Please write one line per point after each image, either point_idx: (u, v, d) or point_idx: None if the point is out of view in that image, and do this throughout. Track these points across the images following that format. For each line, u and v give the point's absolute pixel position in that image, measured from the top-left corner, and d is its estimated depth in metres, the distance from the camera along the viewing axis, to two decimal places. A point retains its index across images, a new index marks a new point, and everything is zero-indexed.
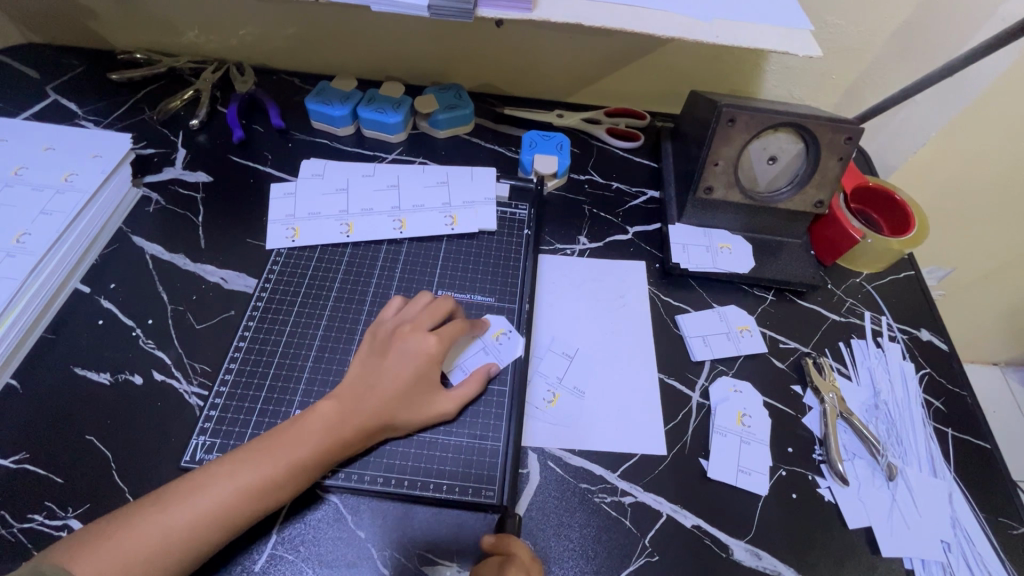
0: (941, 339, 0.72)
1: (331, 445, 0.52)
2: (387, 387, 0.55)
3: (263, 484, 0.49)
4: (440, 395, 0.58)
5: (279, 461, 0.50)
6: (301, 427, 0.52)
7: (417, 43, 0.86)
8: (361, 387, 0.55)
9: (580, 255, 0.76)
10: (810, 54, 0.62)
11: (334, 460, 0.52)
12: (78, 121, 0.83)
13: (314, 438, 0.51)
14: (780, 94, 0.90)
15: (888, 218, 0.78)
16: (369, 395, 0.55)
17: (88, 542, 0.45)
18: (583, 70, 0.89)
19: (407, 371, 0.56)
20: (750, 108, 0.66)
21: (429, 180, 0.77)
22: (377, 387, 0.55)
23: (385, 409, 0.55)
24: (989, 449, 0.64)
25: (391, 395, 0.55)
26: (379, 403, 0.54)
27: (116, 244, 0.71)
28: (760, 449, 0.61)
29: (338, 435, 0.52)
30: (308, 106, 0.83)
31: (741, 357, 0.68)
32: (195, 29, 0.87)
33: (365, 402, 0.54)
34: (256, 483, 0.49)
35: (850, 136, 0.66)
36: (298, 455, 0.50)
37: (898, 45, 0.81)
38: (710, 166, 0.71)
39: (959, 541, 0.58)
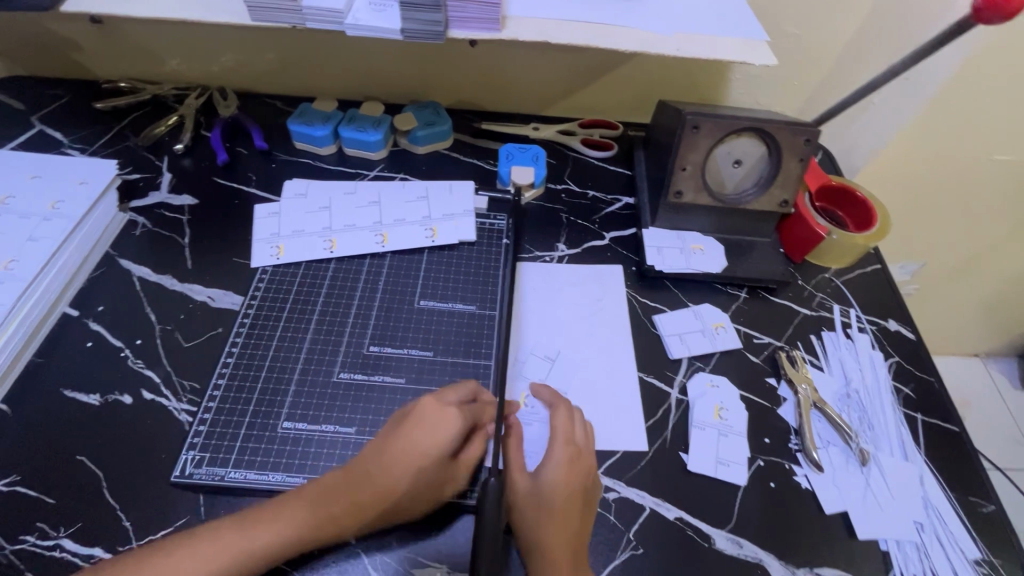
0: (908, 329, 0.75)
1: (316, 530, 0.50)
2: (404, 469, 0.51)
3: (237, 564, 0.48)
4: (456, 472, 0.55)
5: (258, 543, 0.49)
6: (303, 509, 0.51)
7: (395, 64, 0.89)
8: (373, 463, 0.52)
9: (559, 261, 0.78)
10: (767, 63, 0.65)
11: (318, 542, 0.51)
12: (63, 149, 0.85)
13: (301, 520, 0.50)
14: (745, 100, 0.94)
15: (852, 215, 0.82)
16: (389, 476, 0.51)
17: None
18: (557, 84, 0.92)
19: (425, 445, 0.52)
20: (712, 115, 0.69)
21: (410, 195, 0.79)
22: (382, 467, 0.52)
23: (396, 484, 0.51)
24: (957, 431, 0.67)
25: (405, 480, 0.52)
26: (393, 483, 0.51)
27: (104, 268, 0.72)
28: (739, 441, 0.63)
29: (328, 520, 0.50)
30: (290, 127, 0.85)
31: (717, 353, 0.71)
32: (177, 57, 0.89)
33: (377, 485, 0.51)
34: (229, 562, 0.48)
35: (808, 138, 0.69)
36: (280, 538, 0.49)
37: (852, 51, 0.85)
38: (679, 171, 0.74)
39: (932, 521, 0.60)
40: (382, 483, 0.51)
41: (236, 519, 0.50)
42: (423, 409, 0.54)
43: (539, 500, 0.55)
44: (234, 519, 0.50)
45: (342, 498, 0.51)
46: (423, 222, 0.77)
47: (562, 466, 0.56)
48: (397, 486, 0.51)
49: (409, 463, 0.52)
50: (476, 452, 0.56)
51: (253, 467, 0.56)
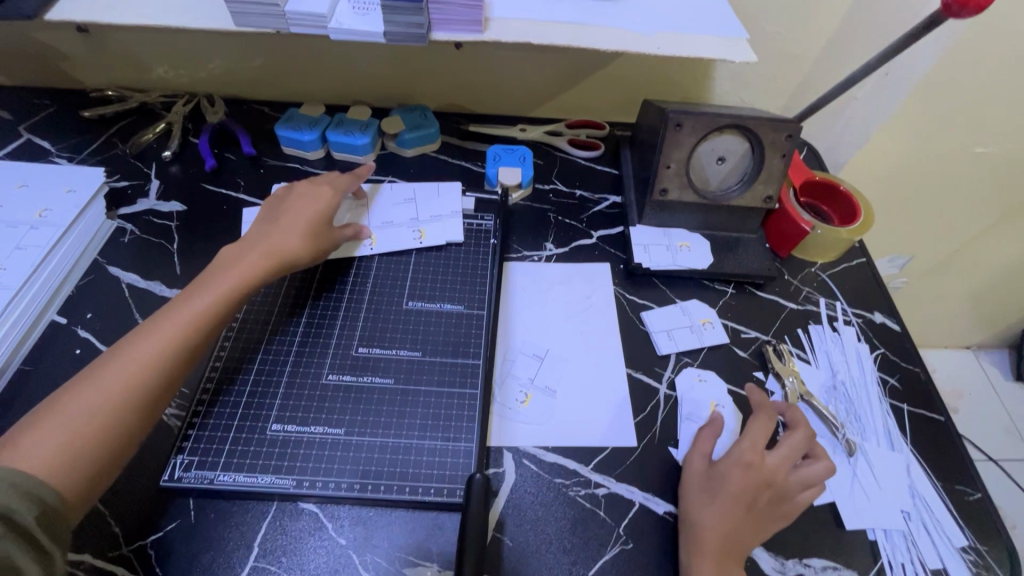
0: (894, 321, 0.76)
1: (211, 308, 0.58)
2: (291, 233, 0.66)
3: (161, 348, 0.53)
4: (329, 234, 0.69)
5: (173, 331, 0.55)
6: (222, 283, 0.60)
7: (381, 68, 0.90)
8: (267, 241, 0.65)
9: (547, 260, 0.79)
10: (747, 59, 0.66)
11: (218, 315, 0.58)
12: (51, 158, 0.85)
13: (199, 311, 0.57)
14: (730, 99, 0.95)
15: (836, 209, 0.82)
16: (283, 233, 0.66)
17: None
18: (543, 86, 0.93)
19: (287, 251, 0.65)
20: (695, 113, 0.70)
21: (397, 198, 0.80)
22: (245, 263, 0.62)
23: (284, 252, 0.65)
24: (943, 421, 0.67)
25: (279, 245, 0.65)
26: (270, 257, 0.64)
27: (92, 275, 0.72)
28: (728, 435, 0.64)
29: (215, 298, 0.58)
30: (278, 132, 0.85)
31: (704, 349, 0.71)
32: (164, 65, 0.90)
33: (282, 226, 0.67)
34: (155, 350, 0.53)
35: (790, 134, 0.70)
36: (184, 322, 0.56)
37: (833, 47, 0.86)
38: (663, 169, 0.74)
39: (918, 509, 0.60)
40: (283, 236, 0.66)
41: (151, 326, 0.55)
42: (300, 193, 0.71)
43: (714, 484, 0.57)
44: (150, 326, 0.55)
45: (241, 270, 0.61)
46: (410, 224, 0.77)
47: (754, 466, 0.57)
48: (290, 241, 0.65)
49: (300, 223, 0.67)
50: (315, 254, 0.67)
51: (243, 470, 0.57)
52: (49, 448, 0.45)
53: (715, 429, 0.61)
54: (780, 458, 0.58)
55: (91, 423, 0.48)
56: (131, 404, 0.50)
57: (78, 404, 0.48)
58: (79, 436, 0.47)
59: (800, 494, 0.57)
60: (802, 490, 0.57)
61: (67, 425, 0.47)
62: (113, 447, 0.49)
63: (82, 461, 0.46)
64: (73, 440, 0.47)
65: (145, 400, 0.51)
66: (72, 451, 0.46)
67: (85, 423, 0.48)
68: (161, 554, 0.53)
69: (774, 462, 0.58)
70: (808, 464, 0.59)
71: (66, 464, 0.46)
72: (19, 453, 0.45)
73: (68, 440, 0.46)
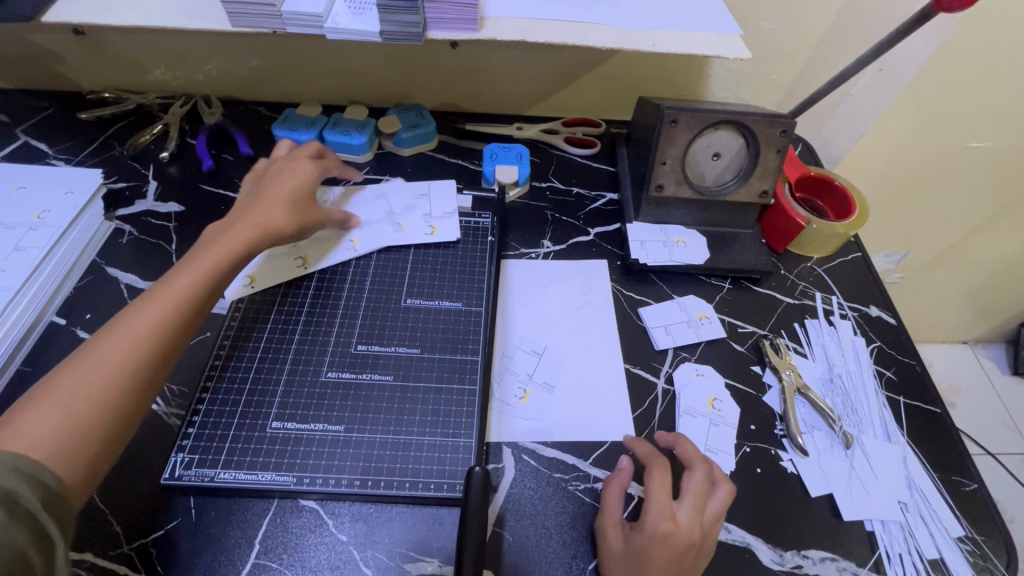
0: (889, 314, 0.77)
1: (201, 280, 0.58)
2: (281, 210, 0.67)
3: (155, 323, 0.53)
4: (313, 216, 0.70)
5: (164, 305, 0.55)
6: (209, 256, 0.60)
7: (378, 68, 0.90)
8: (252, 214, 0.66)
9: (545, 257, 0.79)
10: (742, 56, 0.66)
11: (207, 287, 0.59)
12: (48, 160, 0.85)
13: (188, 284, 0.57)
14: (725, 96, 0.96)
15: (831, 204, 0.83)
16: (270, 206, 0.67)
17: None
18: (539, 84, 0.93)
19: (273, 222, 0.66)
20: (690, 109, 0.71)
21: (366, 197, 0.80)
22: (233, 234, 0.63)
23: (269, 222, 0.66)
24: (939, 413, 0.68)
25: (268, 222, 0.66)
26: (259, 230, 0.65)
27: (91, 276, 0.72)
28: (727, 429, 0.64)
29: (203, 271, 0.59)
30: (275, 133, 0.86)
31: (702, 343, 0.72)
32: (161, 66, 0.90)
33: (270, 198, 0.68)
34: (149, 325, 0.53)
35: (785, 129, 0.71)
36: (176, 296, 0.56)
37: (827, 43, 0.87)
38: (659, 165, 0.75)
39: (915, 500, 0.61)
40: (268, 212, 0.66)
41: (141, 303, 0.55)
42: (287, 170, 0.72)
43: (634, 560, 0.51)
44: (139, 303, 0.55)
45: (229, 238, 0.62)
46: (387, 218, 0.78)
47: (670, 535, 0.52)
48: (278, 218, 0.67)
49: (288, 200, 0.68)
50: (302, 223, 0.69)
51: (243, 467, 0.57)
52: (57, 422, 0.46)
53: (624, 479, 0.57)
54: (690, 513, 0.53)
55: (95, 394, 0.48)
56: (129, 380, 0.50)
57: (83, 374, 0.49)
58: (84, 412, 0.47)
59: (712, 530, 0.54)
60: (713, 525, 0.54)
61: (72, 397, 0.47)
62: (115, 418, 0.49)
63: (88, 431, 0.47)
64: (75, 415, 0.47)
65: (146, 368, 0.52)
66: (77, 423, 0.47)
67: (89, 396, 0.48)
68: (163, 553, 0.53)
69: (687, 524, 0.53)
70: (713, 496, 0.55)
71: (69, 436, 0.46)
72: (19, 428, 0.44)
73: (71, 415, 0.47)
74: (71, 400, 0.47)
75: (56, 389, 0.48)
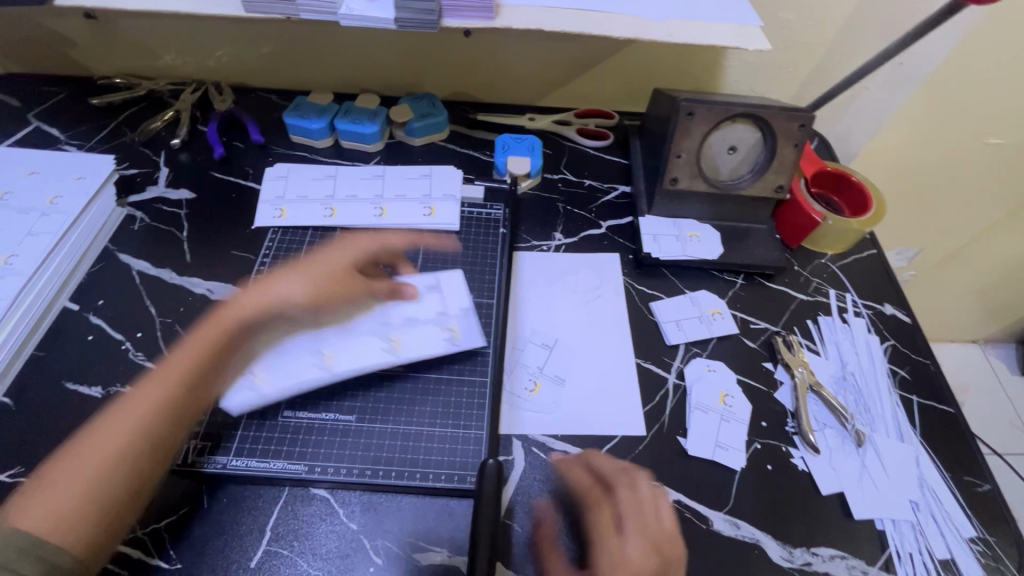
0: (904, 313, 0.76)
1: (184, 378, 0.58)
2: (297, 296, 0.64)
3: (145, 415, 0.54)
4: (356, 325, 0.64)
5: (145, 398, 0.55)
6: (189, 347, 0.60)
7: (390, 55, 0.89)
8: (260, 300, 0.63)
9: (556, 250, 0.79)
10: (761, 48, 0.65)
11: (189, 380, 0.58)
12: (60, 145, 0.85)
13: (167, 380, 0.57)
14: (741, 88, 0.94)
15: (847, 200, 0.82)
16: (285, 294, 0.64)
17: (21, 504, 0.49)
18: (552, 74, 0.92)
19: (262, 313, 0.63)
20: (707, 101, 0.70)
21: (366, 174, 0.81)
22: (239, 316, 0.62)
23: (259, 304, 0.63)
24: (952, 413, 0.67)
25: (283, 302, 0.64)
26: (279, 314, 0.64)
27: (103, 263, 0.73)
28: (739, 426, 0.64)
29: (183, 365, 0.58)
30: (286, 120, 0.85)
31: (713, 339, 0.71)
32: (172, 52, 0.89)
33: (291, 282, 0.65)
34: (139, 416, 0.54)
35: (803, 123, 0.70)
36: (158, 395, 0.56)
37: (847, 36, 0.85)
38: (673, 158, 0.74)
39: (927, 500, 0.60)
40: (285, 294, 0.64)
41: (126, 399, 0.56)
42: (308, 271, 0.66)
43: None
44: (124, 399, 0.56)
45: (233, 334, 0.62)
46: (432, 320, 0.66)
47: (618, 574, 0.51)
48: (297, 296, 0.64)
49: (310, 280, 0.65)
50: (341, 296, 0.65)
51: (255, 455, 0.57)
52: (51, 507, 0.48)
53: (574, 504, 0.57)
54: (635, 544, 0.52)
55: (90, 477, 0.50)
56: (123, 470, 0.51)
57: (78, 460, 0.51)
58: (81, 496, 0.49)
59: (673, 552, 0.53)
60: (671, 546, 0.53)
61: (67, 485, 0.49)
62: (113, 507, 0.50)
63: (88, 518, 0.49)
64: (66, 505, 0.49)
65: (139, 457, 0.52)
66: (71, 510, 0.48)
67: (82, 480, 0.50)
68: (175, 537, 0.53)
69: (638, 556, 0.51)
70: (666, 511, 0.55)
71: (64, 521, 0.48)
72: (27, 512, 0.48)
73: (60, 500, 0.49)
74: (66, 486, 0.50)
75: (49, 476, 0.50)
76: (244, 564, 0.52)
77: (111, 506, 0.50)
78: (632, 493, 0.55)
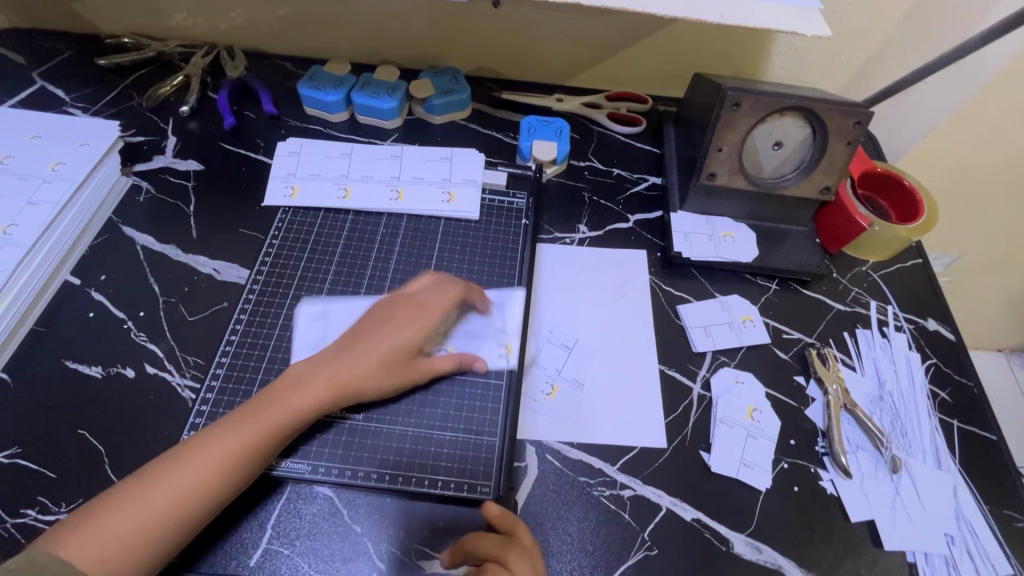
0: (949, 329, 0.71)
1: (309, 407, 0.53)
2: (414, 342, 0.57)
3: (239, 451, 0.49)
4: (419, 357, 0.57)
5: (255, 430, 0.50)
6: (340, 373, 0.54)
7: (413, 25, 0.83)
8: (373, 337, 0.57)
9: (579, 244, 0.74)
10: (820, 34, 0.58)
11: (313, 416, 0.53)
12: (65, 108, 0.81)
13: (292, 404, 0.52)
14: (786, 76, 0.87)
15: (895, 205, 0.76)
16: (391, 336, 0.57)
17: (73, 527, 0.45)
18: (584, 52, 0.86)
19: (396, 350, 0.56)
20: (755, 91, 0.64)
21: (383, 153, 0.77)
22: (367, 346, 0.56)
23: (397, 339, 0.57)
24: (995, 441, 0.63)
25: (389, 346, 0.56)
26: (394, 362, 0.56)
27: (106, 235, 0.70)
28: (766, 444, 0.60)
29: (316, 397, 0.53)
30: (301, 91, 0.80)
31: (743, 348, 0.67)
32: (183, 12, 0.84)
33: (389, 321, 0.58)
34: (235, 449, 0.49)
35: (859, 120, 0.64)
36: (267, 425, 0.51)
37: (909, 24, 0.78)
38: (714, 152, 0.69)
39: (962, 533, 0.57)
40: (395, 337, 0.57)
41: (227, 427, 0.50)
42: (400, 312, 0.59)
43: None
44: (225, 427, 0.50)
45: (365, 360, 0.55)
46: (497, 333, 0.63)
47: None
48: (413, 338, 0.57)
49: (418, 316, 0.59)
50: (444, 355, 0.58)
51: None
52: (113, 539, 0.44)
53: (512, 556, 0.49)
54: None
55: (175, 506, 0.46)
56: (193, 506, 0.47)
57: (161, 489, 0.46)
58: (142, 534, 0.45)
59: None
60: None
61: (139, 512, 0.45)
62: (165, 545, 0.46)
63: (140, 553, 0.45)
64: (127, 537, 0.44)
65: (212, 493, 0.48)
66: (128, 547, 0.44)
67: (168, 511, 0.46)
68: None
69: None
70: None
71: (121, 557, 0.44)
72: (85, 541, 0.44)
73: (120, 530, 0.45)
74: (136, 518, 0.45)
75: (138, 497, 0.46)
76: (244, 561, 0.50)
77: (162, 542, 0.46)
78: (523, 548, 0.48)
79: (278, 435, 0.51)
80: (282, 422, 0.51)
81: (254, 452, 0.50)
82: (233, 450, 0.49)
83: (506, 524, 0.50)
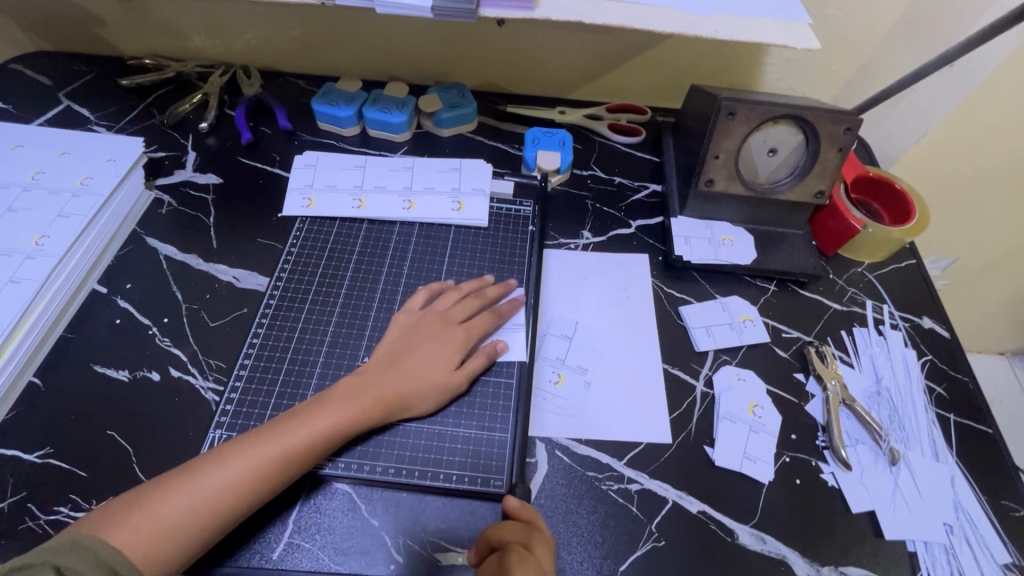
0: (943, 327, 0.73)
1: (350, 419, 0.55)
2: (451, 357, 0.61)
3: (279, 455, 0.51)
4: (458, 373, 0.60)
5: (297, 435, 0.53)
6: (381, 386, 0.57)
7: (421, 42, 0.87)
8: (416, 356, 0.60)
9: (583, 249, 0.77)
10: (808, 46, 0.61)
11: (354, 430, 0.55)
12: (90, 126, 0.85)
13: (336, 413, 0.55)
14: (780, 87, 0.91)
15: (888, 207, 0.79)
16: (432, 355, 0.60)
17: (117, 512, 0.47)
18: (584, 66, 0.89)
19: (428, 360, 0.60)
20: (750, 101, 0.67)
21: (395, 165, 0.80)
22: (410, 366, 0.59)
23: (430, 354, 0.60)
24: (990, 434, 0.65)
25: (433, 364, 0.60)
26: (435, 379, 0.59)
27: (131, 246, 0.73)
28: (769, 438, 0.62)
29: (357, 409, 0.55)
30: (315, 107, 0.84)
31: (743, 347, 0.69)
32: (202, 34, 0.89)
33: (429, 339, 0.61)
34: (277, 453, 0.51)
35: (850, 127, 0.67)
36: (308, 434, 0.53)
37: (896, 35, 0.81)
38: (711, 159, 0.72)
39: (962, 523, 0.59)
40: (436, 356, 0.60)
41: (272, 431, 0.53)
42: (434, 325, 0.63)
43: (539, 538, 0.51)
44: (271, 430, 0.53)
45: (410, 378, 0.58)
46: (514, 329, 0.67)
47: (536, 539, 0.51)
48: (451, 356, 0.61)
49: (457, 337, 0.62)
50: (477, 364, 0.61)
51: None
52: (160, 529, 0.47)
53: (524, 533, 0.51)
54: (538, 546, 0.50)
55: (217, 502, 0.48)
56: (233, 504, 0.49)
57: (207, 482, 0.49)
58: (185, 525, 0.47)
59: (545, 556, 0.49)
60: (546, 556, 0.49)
61: (180, 509, 0.47)
62: (198, 542, 0.48)
63: (179, 544, 0.47)
64: (170, 526, 0.47)
65: (251, 493, 0.50)
66: (171, 537, 0.47)
67: (211, 504, 0.48)
68: None
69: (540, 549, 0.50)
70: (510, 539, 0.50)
71: (161, 544, 0.46)
72: (132, 524, 0.46)
73: (163, 523, 0.47)
74: (181, 511, 0.47)
75: (183, 489, 0.48)
76: (267, 554, 0.52)
77: (202, 534, 0.48)
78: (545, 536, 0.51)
79: (317, 444, 0.53)
80: (323, 432, 0.53)
81: (290, 461, 0.52)
82: (273, 456, 0.51)
83: (526, 514, 0.53)
